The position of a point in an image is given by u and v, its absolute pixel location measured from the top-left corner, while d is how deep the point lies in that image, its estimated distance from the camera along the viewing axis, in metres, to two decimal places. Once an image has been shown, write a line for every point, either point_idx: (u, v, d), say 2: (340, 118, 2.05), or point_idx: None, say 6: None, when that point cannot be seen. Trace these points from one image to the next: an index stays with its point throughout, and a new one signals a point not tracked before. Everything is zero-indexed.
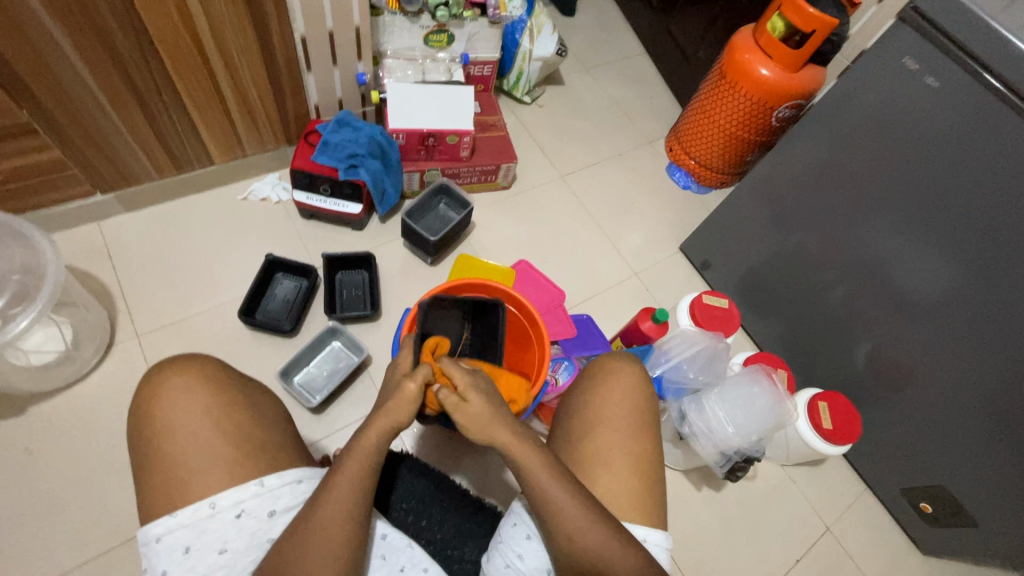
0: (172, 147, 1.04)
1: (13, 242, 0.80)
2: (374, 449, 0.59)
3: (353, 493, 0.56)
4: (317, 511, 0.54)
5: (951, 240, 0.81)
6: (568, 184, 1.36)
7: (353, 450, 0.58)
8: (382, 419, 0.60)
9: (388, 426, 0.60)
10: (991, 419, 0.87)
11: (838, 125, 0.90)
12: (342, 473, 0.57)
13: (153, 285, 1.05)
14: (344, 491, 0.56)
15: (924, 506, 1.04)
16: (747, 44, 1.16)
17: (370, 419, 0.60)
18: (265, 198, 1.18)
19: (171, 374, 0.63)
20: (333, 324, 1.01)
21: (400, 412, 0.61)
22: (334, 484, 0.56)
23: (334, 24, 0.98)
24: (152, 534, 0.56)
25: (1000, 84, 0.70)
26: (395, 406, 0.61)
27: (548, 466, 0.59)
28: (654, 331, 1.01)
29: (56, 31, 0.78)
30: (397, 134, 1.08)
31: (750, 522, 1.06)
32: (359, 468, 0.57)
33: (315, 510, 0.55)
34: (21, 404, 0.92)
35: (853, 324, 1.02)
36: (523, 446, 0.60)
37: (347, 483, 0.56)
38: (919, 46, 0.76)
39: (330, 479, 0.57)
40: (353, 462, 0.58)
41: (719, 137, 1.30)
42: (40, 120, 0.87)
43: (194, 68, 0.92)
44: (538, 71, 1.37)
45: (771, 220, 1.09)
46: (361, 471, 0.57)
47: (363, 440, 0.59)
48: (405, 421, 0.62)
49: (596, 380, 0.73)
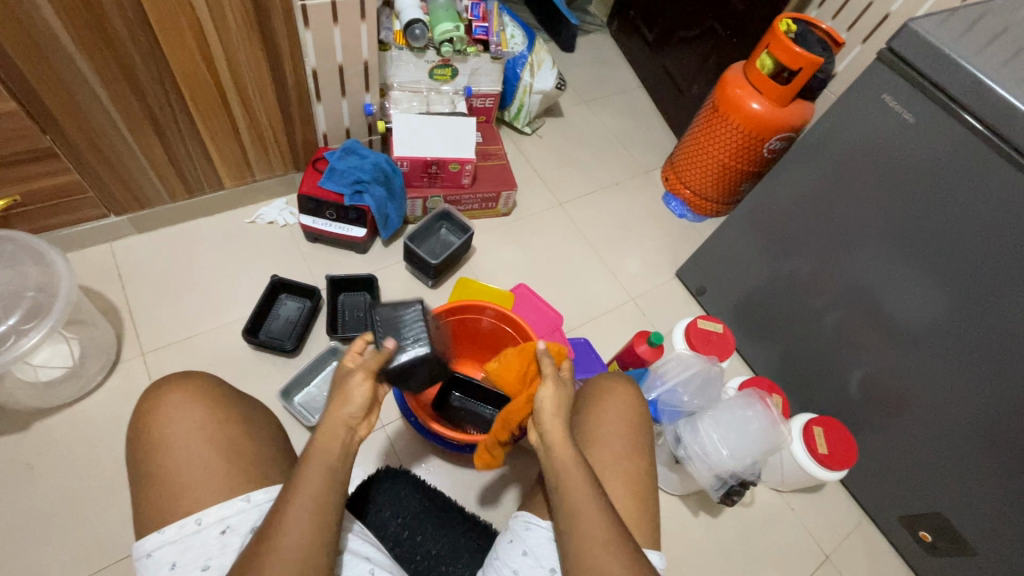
0: (185, 171, 1.08)
1: (30, 260, 0.84)
2: (325, 473, 0.55)
3: (314, 518, 0.53)
4: (288, 512, 0.52)
5: (939, 269, 0.83)
6: (567, 212, 1.39)
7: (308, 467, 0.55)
8: (332, 424, 0.57)
9: (342, 424, 0.57)
10: (984, 445, 0.88)
11: (826, 157, 0.93)
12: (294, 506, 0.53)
13: (158, 306, 1.07)
14: (310, 496, 0.53)
15: (924, 534, 1.04)
16: (738, 80, 1.21)
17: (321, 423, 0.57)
18: (272, 222, 1.21)
19: (168, 391, 0.65)
20: (335, 344, 1.03)
21: (347, 406, 0.58)
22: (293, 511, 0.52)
23: (344, 58, 1.03)
24: (142, 550, 0.57)
25: (975, 120, 0.74)
26: (343, 407, 0.58)
27: (564, 411, 0.63)
28: (650, 354, 1.02)
29: (82, 62, 0.83)
30: (401, 162, 1.12)
31: (748, 549, 1.05)
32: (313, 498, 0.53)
33: (281, 519, 0.52)
34: (25, 419, 0.93)
35: (845, 350, 1.04)
36: (550, 397, 0.64)
37: (312, 489, 0.54)
38: (898, 84, 0.80)
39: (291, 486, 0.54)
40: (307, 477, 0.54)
41: (713, 169, 1.34)
42: (61, 145, 0.91)
43: (208, 97, 0.97)
44: (538, 103, 1.43)
45: (765, 247, 1.11)
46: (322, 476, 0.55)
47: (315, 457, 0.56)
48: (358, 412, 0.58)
49: (592, 401, 0.74)
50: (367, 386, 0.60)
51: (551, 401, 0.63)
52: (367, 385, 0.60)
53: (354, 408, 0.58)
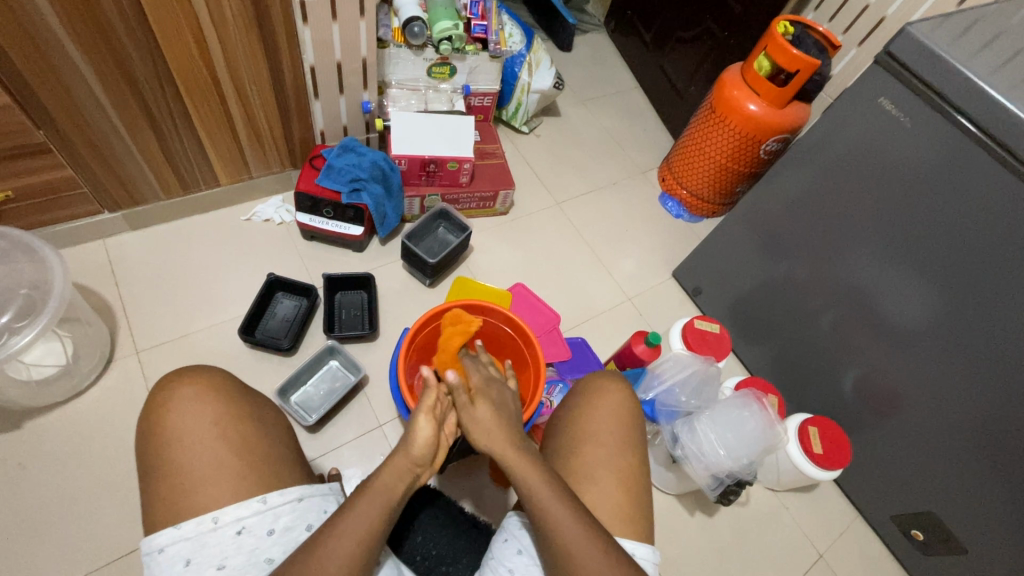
0: (181, 168, 1.07)
1: (23, 257, 0.82)
2: (380, 505, 0.58)
3: (361, 538, 0.55)
4: (338, 533, 0.54)
5: (933, 272, 0.84)
6: (564, 212, 1.39)
7: (363, 496, 0.58)
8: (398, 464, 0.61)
9: (406, 468, 0.61)
10: (977, 446, 0.89)
11: (822, 160, 0.94)
12: (343, 530, 0.55)
13: (153, 304, 1.06)
14: (359, 524, 0.55)
15: (915, 533, 1.05)
16: (735, 82, 1.22)
17: (388, 459, 0.61)
18: (268, 219, 1.20)
19: (183, 384, 0.64)
20: (331, 343, 1.02)
21: (411, 452, 0.62)
22: (339, 531, 0.55)
23: (342, 55, 1.03)
24: (154, 544, 0.56)
25: (970, 123, 0.75)
26: (406, 448, 0.62)
27: (500, 417, 0.65)
28: (648, 353, 1.02)
29: (77, 57, 0.81)
30: (399, 160, 1.12)
31: (744, 548, 1.06)
32: (362, 526, 0.55)
33: (326, 538, 0.54)
34: (17, 418, 0.92)
35: (840, 351, 1.05)
36: (486, 417, 0.65)
37: (362, 517, 0.56)
38: (895, 87, 0.81)
39: (345, 512, 0.56)
40: (362, 506, 0.57)
41: (709, 170, 1.34)
42: (55, 141, 0.90)
43: (206, 94, 0.96)
44: (536, 102, 1.42)
45: (760, 248, 1.12)
46: (380, 508, 0.57)
47: (373, 489, 0.58)
48: (421, 456, 0.62)
49: (586, 398, 0.75)
50: (430, 427, 0.63)
51: (494, 426, 0.64)
52: (429, 429, 0.63)
53: (421, 452, 0.62)
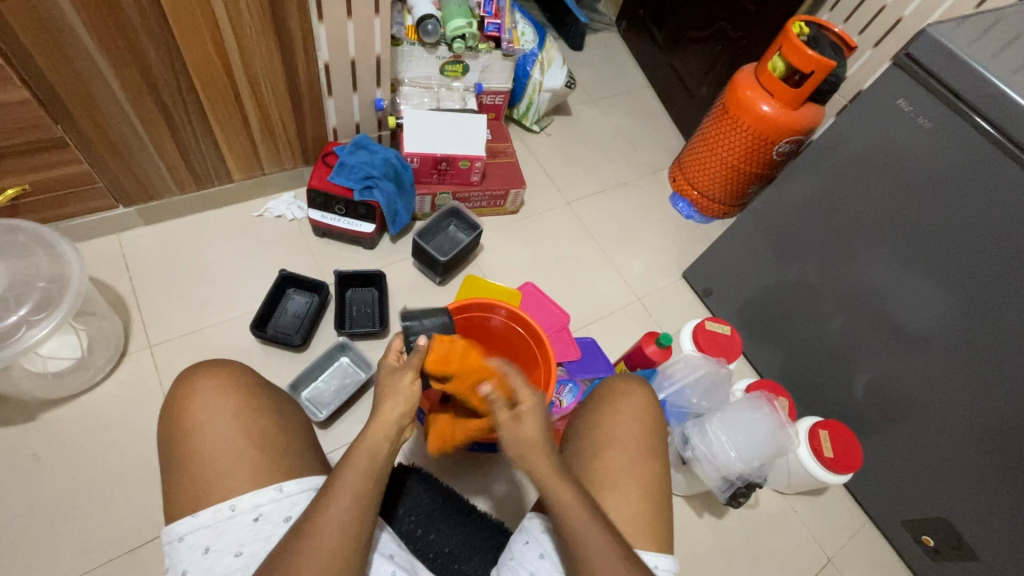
0: (195, 163, 1.07)
1: (41, 251, 0.83)
2: (367, 472, 0.57)
3: (351, 510, 0.55)
4: (332, 501, 0.55)
5: (949, 275, 0.83)
6: (575, 211, 1.39)
7: (351, 465, 0.57)
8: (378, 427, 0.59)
9: (388, 424, 0.60)
10: (992, 452, 0.88)
11: (837, 161, 0.93)
12: (334, 503, 0.54)
13: (167, 298, 1.07)
14: (348, 493, 0.55)
15: (927, 539, 1.04)
16: (749, 82, 1.21)
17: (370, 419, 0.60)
18: (280, 216, 1.21)
19: (202, 376, 0.64)
20: (343, 340, 1.03)
21: (394, 409, 0.61)
22: (333, 506, 0.54)
23: (356, 52, 1.03)
24: (175, 533, 0.57)
25: (990, 126, 0.74)
26: (388, 399, 0.61)
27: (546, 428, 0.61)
28: (659, 355, 1.01)
29: (94, 52, 0.82)
30: (411, 157, 1.12)
31: (753, 550, 1.06)
32: (352, 499, 0.55)
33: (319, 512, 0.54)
34: (31, 411, 0.93)
35: (852, 354, 1.04)
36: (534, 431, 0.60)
37: (350, 486, 0.56)
38: (913, 89, 0.80)
39: (335, 482, 0.56)
40: (351, 477, 0.56)
41: (721, 170, 1.34)
42: (72, 135, 0.91)
43: (220, 88, 0.96)
44: (548, 101, 1.42)
45: (772, 250, 1.12)
46: (366, 475, 0.57)
47: (359, 456, 0.58)
48: (404, 408, 0.61)
49: (607, 400, 0.75)
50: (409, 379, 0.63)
51: (541, 442, 0.59)
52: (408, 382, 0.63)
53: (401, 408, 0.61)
